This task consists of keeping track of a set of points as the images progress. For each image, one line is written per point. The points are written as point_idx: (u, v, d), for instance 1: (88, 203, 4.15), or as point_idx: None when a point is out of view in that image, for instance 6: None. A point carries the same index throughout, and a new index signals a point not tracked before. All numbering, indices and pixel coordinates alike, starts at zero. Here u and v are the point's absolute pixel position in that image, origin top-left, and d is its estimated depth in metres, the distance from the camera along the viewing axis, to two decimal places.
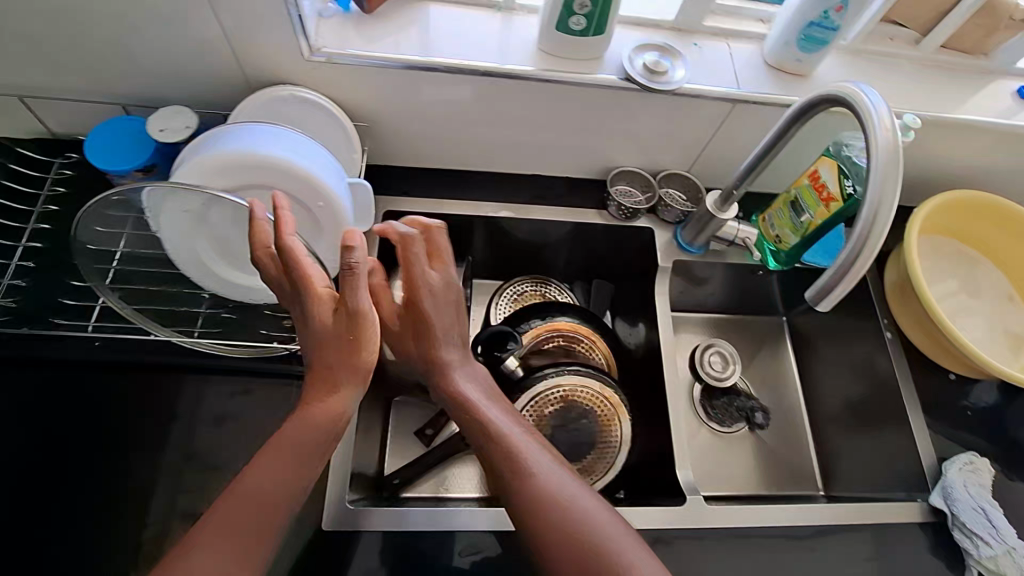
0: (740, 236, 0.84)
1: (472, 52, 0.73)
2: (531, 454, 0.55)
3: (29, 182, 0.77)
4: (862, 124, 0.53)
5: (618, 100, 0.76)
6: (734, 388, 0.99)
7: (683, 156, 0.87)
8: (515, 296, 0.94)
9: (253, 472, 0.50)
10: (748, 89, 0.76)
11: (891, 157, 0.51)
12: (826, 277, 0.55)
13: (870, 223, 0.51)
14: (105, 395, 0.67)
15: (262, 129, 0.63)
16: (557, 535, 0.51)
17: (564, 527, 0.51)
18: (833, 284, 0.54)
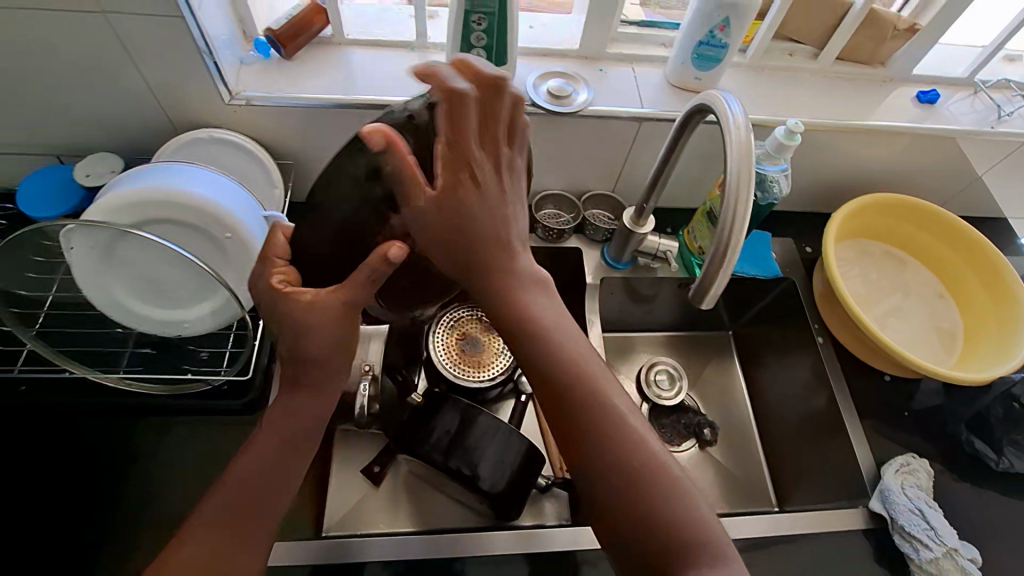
0: (662, 248, 0.87)
1: (384, 85, 0.77)
2: (615, 409, 0.47)
3: None
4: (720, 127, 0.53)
5: (528, 126, 0.79)
6: (682, 405, 0.99)
7: (604, 176, 0.90)
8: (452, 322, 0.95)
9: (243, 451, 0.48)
10: (651, 108, 0.79)
11: (744, 155, 0.50)
12: (705, 269, 0.52)
13: (732, 217, 0.49)
14: (39, 432, 0.70)
15: (160, 170, 0.63)
16: (656, 527, 0.44)
17: (664, 513, 0.45)
18: (709, 277, 0.52)
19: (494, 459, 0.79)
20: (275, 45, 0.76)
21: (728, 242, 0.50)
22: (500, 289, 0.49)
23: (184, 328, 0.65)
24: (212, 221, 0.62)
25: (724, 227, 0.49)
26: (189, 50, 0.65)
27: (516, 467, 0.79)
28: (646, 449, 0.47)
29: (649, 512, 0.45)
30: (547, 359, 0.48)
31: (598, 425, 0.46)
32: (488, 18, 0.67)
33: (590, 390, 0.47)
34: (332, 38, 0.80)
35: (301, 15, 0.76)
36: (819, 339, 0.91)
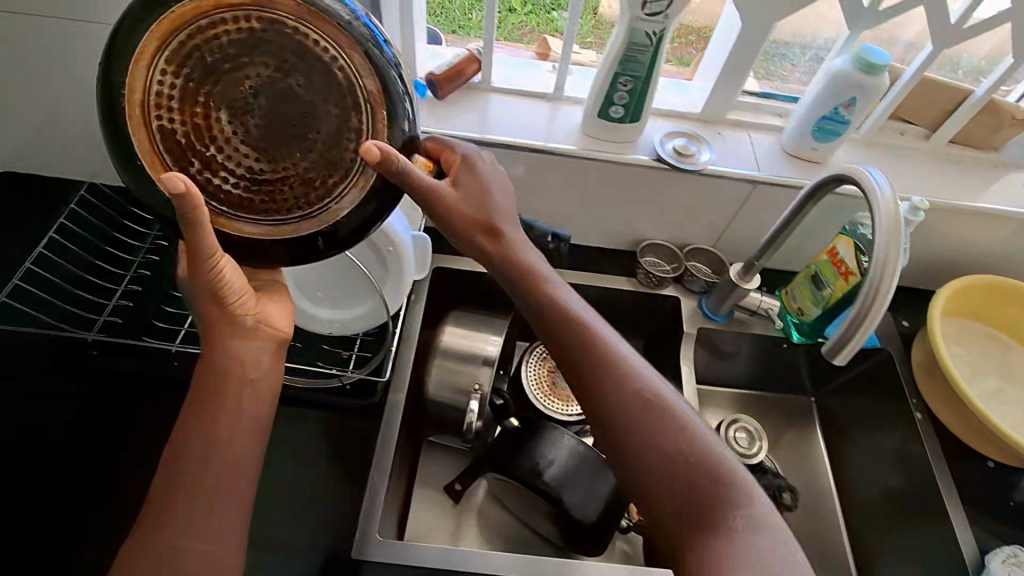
0: (763, 306, 0.89)
1: (522, 130, 0.85)
2: (646, 418, 0.52)
3: (135, 222, 0.91)
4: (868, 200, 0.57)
5: (649, 179, 0.85)
6: (760, 465, 0.99)
7: (709, 232, 0.94)
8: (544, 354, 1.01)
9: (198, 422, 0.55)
10: (767, 172, 0.84)
11: (893, 229, 0.54)
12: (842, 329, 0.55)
13: (877, 284, 0.53)
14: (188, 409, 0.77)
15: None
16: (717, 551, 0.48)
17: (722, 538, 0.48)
18: (846, 337, 0.55)
19: (587, 488, 0.82)
20: (433, 86, 0.84)
21: (871, 307, 0.53)
22: (550, 298, 0.58)
23: (337, 326, 0.72)
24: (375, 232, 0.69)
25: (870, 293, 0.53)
26: None
27: (608, 495, 0.82)
28: (687, 450, 0.51)
29: (698, 504, 0.50)
30: (589, 367, 0.55)
31: (635, 432, 0.52)
32: (634, 81, 0.75)
33: (628, 392, 0.53)
34: (480, 84, 0.88)
35: (459, 62, 0.84)
36: (919, 416, 0.89)
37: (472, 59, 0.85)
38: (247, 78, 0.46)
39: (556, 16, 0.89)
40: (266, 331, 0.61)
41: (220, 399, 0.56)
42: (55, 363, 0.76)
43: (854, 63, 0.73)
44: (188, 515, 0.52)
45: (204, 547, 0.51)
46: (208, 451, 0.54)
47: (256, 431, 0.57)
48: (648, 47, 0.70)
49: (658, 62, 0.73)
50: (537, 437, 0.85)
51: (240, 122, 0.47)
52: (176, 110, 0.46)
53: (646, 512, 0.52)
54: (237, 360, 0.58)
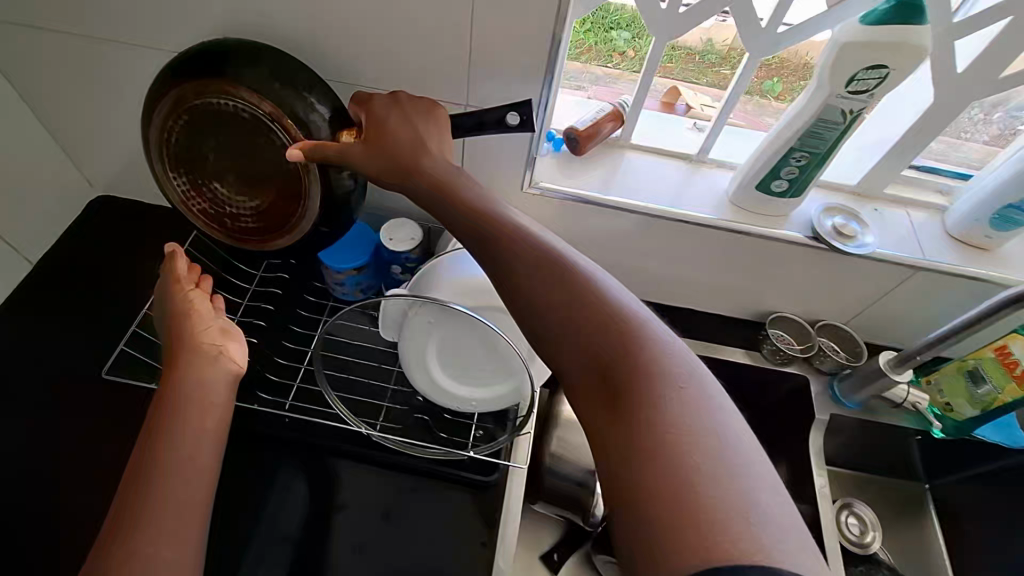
0: (910, 399, 0.81)
1: (662, 194, 0.78)
2: (638, 389, 0.47)
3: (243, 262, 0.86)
4: None
5: (796, 255, 0.78)
6: (874, 556, 0.94)
7: (846, 310, 0.87)
8: None
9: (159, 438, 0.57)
10: (933, 259, 0.77)
11: None
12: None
13: None
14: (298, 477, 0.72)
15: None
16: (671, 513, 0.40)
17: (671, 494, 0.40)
18: None
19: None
20: (571, 141, 0.77)
21: None
22: (501, 232, 0.56)
23: (471, 406, 0.68)
24: None
25: None
26: (523, 143, 0.71)
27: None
28: (650, 377, 0.47)
29: (620, 427, 0.45)
30: (565, 308, 0.51)
31: (614, 371, 0.48)
32: (811, 157, 0.69)
33: (617, 339, 0.50)
34: (618, 139, 0.81)
35: (605, 116, 0.76)
36: None
37: (615, 115, 0.77)
38: (275, 146, 0.60)
39: (617, 38, 0.75)
40: (225, 366, 0.65)
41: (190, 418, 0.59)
42: None
43: None
44: (143, 531, 0.51)
45: (162, 552, 0.51)
46: (149, 477, 0.55)
47: (195, 458, 0.57)
48: (839, 125, 0.65)
49: (843, 140, 0.67)
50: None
51: (223, 182, 0.64)
52: (197, 197, 0.66)
53: (607, 458, 0.45)
54: (198, 387, 0.61)
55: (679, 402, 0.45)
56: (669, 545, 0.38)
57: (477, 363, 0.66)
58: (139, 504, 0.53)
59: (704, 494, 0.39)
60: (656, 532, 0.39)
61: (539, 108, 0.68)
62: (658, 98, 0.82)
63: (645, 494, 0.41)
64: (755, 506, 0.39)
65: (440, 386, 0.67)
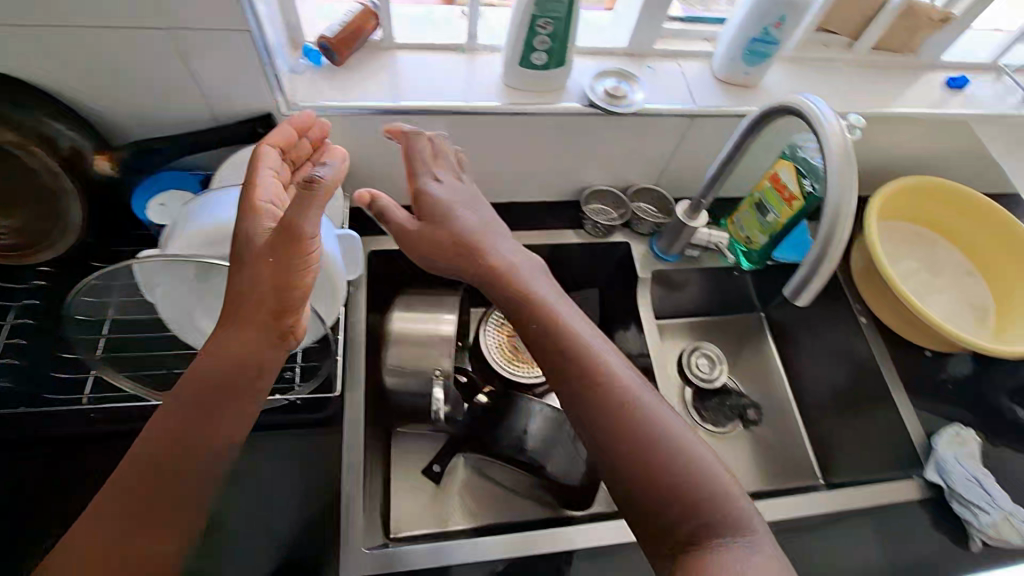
0: (712, 240, 0.87)
1: (437, 90, 0.77)
2: (652, 415, 0.52)
3: None
4: (814, 129, 0.56)
5: (581, 125, 0.79)
6: (725, 387, 1.02)
7: (648, 170, 0.91)
8: (501, 322, 0.96)
9: (228, 428, 0.49)
10: (704, 104, 0.81)
11: (842, 154, 0.53)
12: (799, 276, 0.57)
13: (830, 222, 0.53)
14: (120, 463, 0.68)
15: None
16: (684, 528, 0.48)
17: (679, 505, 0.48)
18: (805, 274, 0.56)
19: (571, 453, 0.79)
20: (328, 52, 0.73)
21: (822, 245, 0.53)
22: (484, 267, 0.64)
23: None
24: None
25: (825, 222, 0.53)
26: (252, 62, 0.64)
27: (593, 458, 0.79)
28: (630, 406, 0.52)
29: (630, 449, 0.50)
30: (587, 379, 0.54)
31: (659, 474, 0.49)
32: (554, 23, 0.68)
33: (609, 421, 0.52)
34: (381, 42, 0.78)
35: (354, 20, 0.73)
36: (864, 321, 0.92)
37: (368, 16, 0.73)
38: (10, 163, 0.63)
39: None
40: (289, 330, 0.53)
41: (221, 404, 0.49)
42: None
43: None
44: (115, 513, 0.43)
45: (145, 550, 0.43)
46: (177, 469, 0.46)
47: (218, 440, 0.48)
48: None
49: None
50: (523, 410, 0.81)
51: None
52: None
53: (624, 489, 0.50)
54: (233, 363, 0.49)
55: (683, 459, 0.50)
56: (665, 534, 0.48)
57: None
58: (115, 485, 0.44)
59: (705, 506, 0.48)
60: (651, 523, 0.49)
61: (249, 19, 0.59)
62: None
63: (645, 503, 0.49)
64: (738, 535, 0.47)
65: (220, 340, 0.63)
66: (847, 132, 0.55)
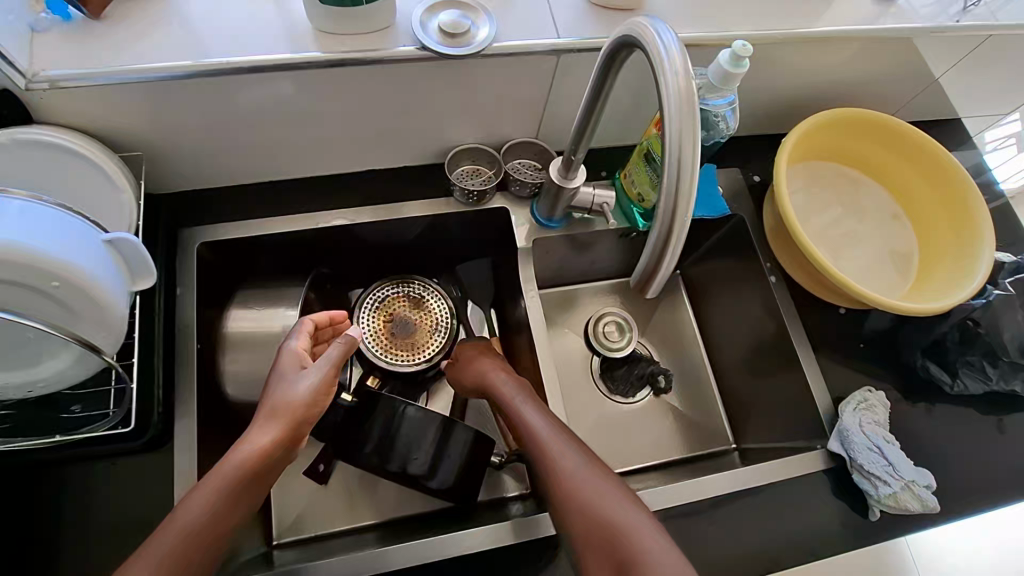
0: (597, 201, 0.76)
1: (233, 42, 0.63)
2: (581, 468, 0.54)
3: None
4: (653, 67, 0.45)
5: (422, 74, 0.66)
6: (634, 355, 0.94)
7: (524, 121, 0.78)
8: (378, 303, 0.84)
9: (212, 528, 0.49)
10: (568, 36, 0.67)
11: (684, 99, 0.42)
12: (643, 262, 0.47)
13: (676, 191, 0.43)
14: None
15: None
16: None
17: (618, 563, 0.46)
18: (652, 261, 0.47)
19: (439, 455, 0.71)
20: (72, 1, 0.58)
21: (671, 220, 0.43)
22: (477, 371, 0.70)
23: (20, 393, 0.51)
24: (34, 271, 0.47)
25: (668, 196, 0.43)
26: None
27: (462, 460, 0.71)
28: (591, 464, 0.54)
29: (593, 515, 0.50)
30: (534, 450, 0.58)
31: (595, 507, 0.50)
32: None
33: (553, 442, 0.57)
34: None
35: None
36: (773, 278, 0.84)
37: None
38: None
39: None
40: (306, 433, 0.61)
41: (244, 495, 0.52)
42: None
43: None
44: None
45: None
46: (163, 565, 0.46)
47: (214, 541, 0.49)
48: None
49: None
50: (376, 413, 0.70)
51: None
52: None
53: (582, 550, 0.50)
54: (216, 496, 0.50)
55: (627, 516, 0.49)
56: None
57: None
58: None
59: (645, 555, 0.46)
60: None
61: None
62: None
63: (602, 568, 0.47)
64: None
65: None
66: (694, 70, 0.44)
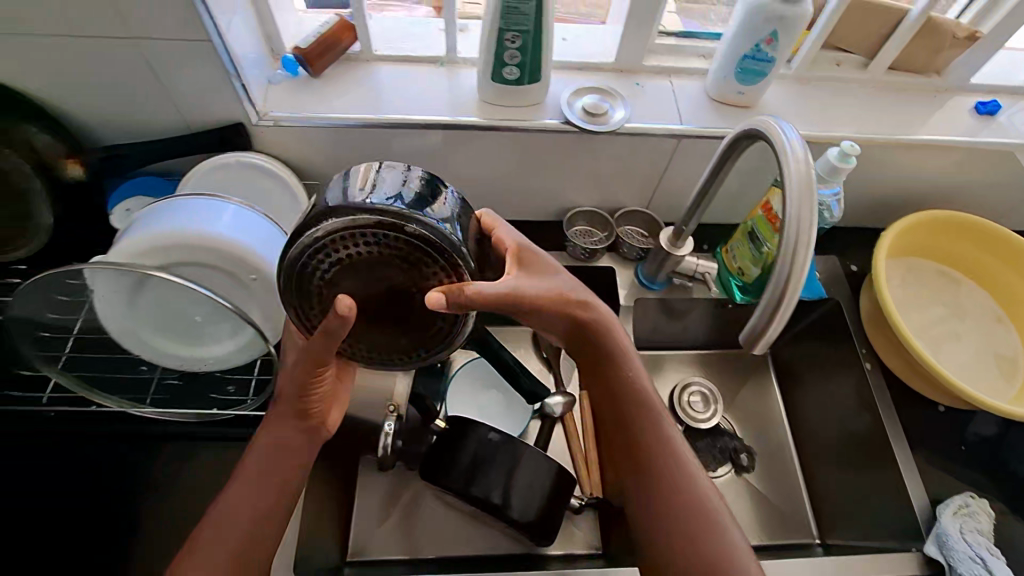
0: (699, 271, 0.84)
1: (410, 102, 0.75)
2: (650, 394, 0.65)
3: None
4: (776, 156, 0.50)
5: (562, 144, 0.76)
6: (718, 428, 0.94)
7: (636, 192, 0.87)
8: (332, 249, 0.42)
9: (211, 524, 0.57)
10: (689, 123, 0.76)
11: (804, 184, 0.47)
12: (754, 317, 0.51)
13: (791, 251, 0.47)
14: (77, 463, 0.70)
15: (182, 205, 0.60)
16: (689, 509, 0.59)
17: (677, 489, 0.60)
18: (765, 319, 0.49)
19: (523, 489, 0.77)
20: (302, 63, 0.74)
21: (788, 278, 0.47)
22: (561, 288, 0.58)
23: (196, 363, 0.66)
24: (237, 263, 0.61)
25: (784, 258, 0.47)
26: (220, 74, 0.64)
27: (541, 496, 0.77)
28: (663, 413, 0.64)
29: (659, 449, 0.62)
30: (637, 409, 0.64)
31: (672, 451, 0.62)
32: (523, 36, 0.64)
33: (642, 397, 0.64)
34: (360, 53, 0.77)
35: (330, 31, 0.73)
36: (868, 365, 0.85)
37: (345, 26, 0.74)
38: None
39: None
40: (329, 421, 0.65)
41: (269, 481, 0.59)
42: None
43: None
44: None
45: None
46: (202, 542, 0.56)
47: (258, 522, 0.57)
48: None
49: (546, 11, 0.62)
50: (460, 443, 0.79)
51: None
52: None
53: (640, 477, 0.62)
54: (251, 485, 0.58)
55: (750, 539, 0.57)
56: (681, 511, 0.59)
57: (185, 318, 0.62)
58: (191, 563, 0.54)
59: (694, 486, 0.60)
60: (661, 505, 0.60)
61: (210, 30, 0.59)
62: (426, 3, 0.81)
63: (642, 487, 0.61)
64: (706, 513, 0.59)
65: (154, 344, 0.65)
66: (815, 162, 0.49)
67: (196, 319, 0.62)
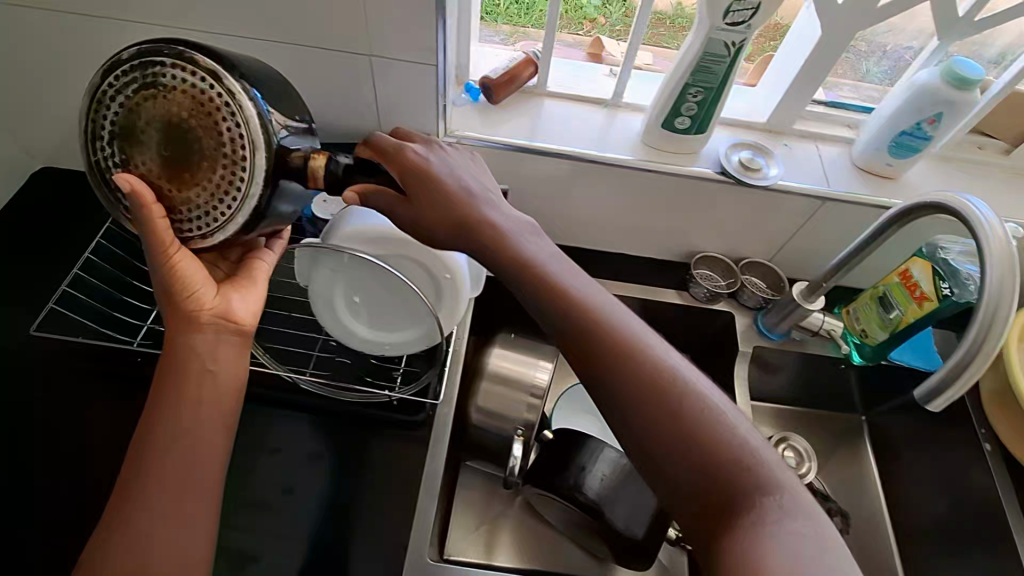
0: (826, 327, 0.85)
1: (574, 137, 0.82)
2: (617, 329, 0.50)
3: None
4: (971, 231, 0.54)
5: (710, 192, 0.81)
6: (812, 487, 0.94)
7: (765, 246, 0.90)
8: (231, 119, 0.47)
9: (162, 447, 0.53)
10: (839, 188, 0.80)
11: (1004, 259, 0.51)
12: (938, 375, 0.54)
13: (991, 318, 0.51)
14: None
15: None
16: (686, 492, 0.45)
17: (708, 461, 0.45)
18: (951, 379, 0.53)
19: (633, 504, 0.78)
20: (487, 90, 0.81)
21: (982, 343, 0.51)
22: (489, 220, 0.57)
23: (376, 347, 0.69)
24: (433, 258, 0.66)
25: (983, 323, 0.51)
26: (429, 91, 0.72)
27: (649, 513, 0.78)
28: (593, 339, 0.50)
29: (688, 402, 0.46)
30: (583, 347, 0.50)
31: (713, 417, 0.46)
32: (706, 92, 0.70)
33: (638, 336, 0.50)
34: (535, 87, 0.84)
35: (515, 65, 0.80)
36: (988, 447, 0.84)
37: (528, 63, 0.81)
38: None
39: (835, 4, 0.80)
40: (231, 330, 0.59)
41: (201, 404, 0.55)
42: (100, 374, 0.75)
43: (943, 76, 0.69)
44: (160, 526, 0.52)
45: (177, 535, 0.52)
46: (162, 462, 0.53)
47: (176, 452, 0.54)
48: (724, 57, 0.66)
49: (733, 71, 0.68)
50: (568, 450, 0.82)
51: None
52: None
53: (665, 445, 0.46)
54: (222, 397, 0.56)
55: (769, 453, 0.45)
56: (729, 521, 0.43)
57: (375, 303, 0.67)
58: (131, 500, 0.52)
59: (705, 453, 0.45)
60: (707, 489, 0.44)
61: (438, 56, 0.68)
62: (586, 49, 0.87)
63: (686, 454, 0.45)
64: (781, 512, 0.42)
65: (342, 326, 0.70)
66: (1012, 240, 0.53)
67: (385, 304, 0.67)
